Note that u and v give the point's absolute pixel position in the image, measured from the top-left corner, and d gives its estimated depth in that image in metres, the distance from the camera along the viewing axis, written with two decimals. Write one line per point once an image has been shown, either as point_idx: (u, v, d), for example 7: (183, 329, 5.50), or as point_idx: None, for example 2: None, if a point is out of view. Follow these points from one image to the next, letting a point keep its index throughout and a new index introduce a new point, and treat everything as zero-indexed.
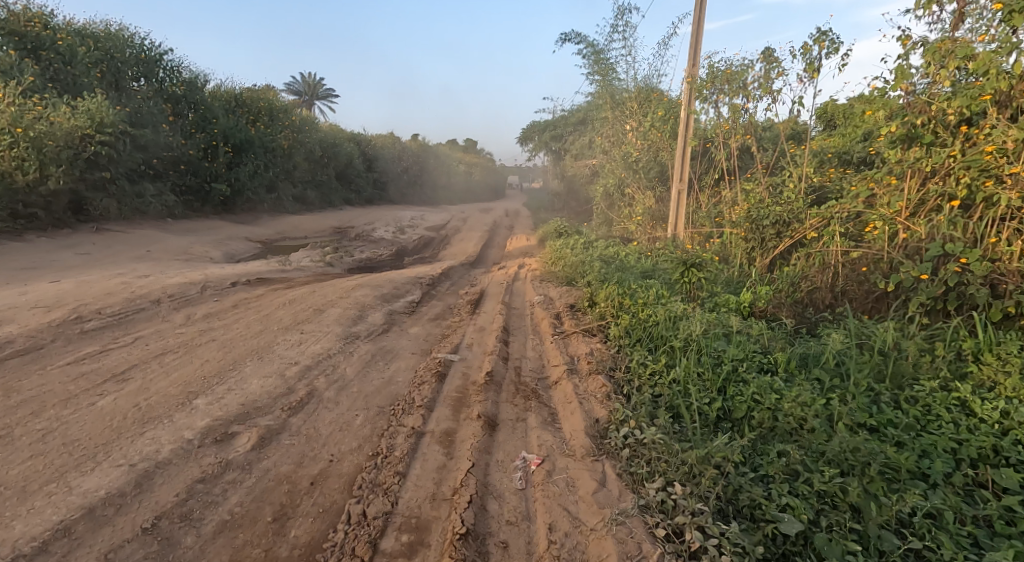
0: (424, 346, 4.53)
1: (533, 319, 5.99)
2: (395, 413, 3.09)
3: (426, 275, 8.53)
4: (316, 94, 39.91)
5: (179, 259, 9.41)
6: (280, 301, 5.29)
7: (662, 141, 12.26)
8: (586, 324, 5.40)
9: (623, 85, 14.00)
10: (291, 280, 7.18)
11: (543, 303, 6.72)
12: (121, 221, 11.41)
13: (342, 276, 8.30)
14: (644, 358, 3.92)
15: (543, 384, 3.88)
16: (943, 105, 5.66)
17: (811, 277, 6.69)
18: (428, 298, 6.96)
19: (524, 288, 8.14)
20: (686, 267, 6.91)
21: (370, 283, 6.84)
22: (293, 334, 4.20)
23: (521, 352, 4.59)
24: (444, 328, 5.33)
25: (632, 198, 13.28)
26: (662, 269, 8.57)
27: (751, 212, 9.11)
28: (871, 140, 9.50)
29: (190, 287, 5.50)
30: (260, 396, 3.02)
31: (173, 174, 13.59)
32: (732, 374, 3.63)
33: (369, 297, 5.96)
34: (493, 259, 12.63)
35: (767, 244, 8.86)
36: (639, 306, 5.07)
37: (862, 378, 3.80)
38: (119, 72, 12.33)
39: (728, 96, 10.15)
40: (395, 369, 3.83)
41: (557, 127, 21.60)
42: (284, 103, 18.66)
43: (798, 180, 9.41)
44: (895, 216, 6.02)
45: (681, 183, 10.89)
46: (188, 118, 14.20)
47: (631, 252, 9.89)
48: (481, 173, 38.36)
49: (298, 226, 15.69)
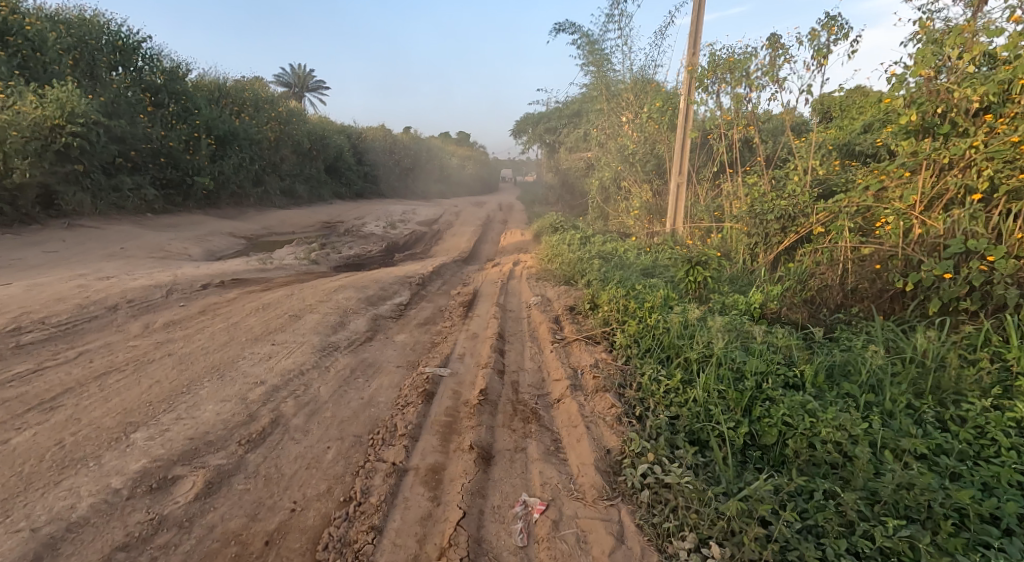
0: (411, 358, 4.09)
1: (530, 324, 5.56)
2: (374, 445, 2.65)
3: (415, 274, 8.09)
4: (306, 86, 39.17)
5: (153, 258, 8.91)
6: (253, 306, 4.84)
7: (660, 133, 11.82)
8: (588, 330, 4.98)
9: (618, 76, 13.52)
10: (270, 280, 6.70)
11: (540, 305, 6.29)
12: (96, 217, 10.85)
13: (325, 275, 7.82)
14: (657, 373, 3.51)
15: (544, 402, 3.45)
16: (966, 91, 5.27)
17: (821, 275, 6.29)
18: (417, 299, 6.50)
19: (520, 288, 7.71)
20: (691, 265, 6.54)
21: (354, 284, 6.37)
22: (262, 346, 3.75)
23: (518, 363, 4.16)
24: (433, 336, 4.88)
25: (629, 192, 12.84)
26: (664, 267, 8.17)
27: (756, 206, 8.71)
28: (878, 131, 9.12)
29: (154, 291, 5.01)
30: (214, 427, 2.56)
31: (153, 166, 12.83)
32: (758, 391, 3.24)
33: (352, 300, 5.50)
34: (487, 256, 12.19)
35: (771, 240, 8.46)
36: (645, 310, 4.65)
37: (900, 394, 3.40)
38: (93, 59, 11.72)
39: (731, 85, 9.71)
40: (377, 387, 3.39)
41: (551, 120, 21.08)
42: (269, 95, 18.04)
43: (802, 173, 8.98)
44: (909, 211, 5.61)
45: (681, 176, 10.47)
46: (168, 107, 13.48)
47: (630, 248, 9.47)
48: (473, 166, 37.81)
49: (285, 221, 15.15)
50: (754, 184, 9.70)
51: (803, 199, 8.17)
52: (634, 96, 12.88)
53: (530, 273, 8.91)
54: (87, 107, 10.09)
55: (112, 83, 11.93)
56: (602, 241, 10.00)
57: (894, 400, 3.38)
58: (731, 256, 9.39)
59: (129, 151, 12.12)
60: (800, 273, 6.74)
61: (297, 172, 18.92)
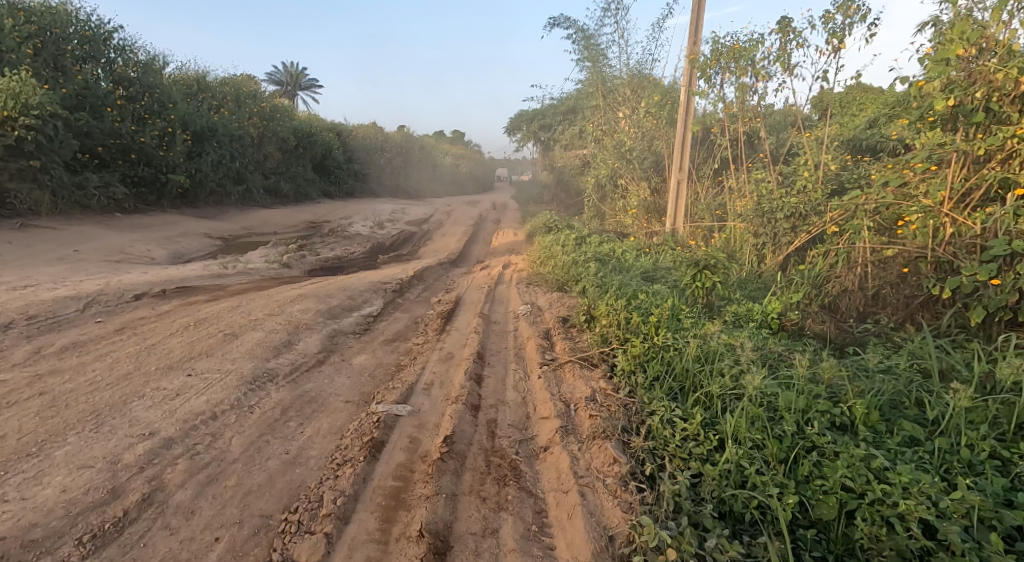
0: (366, 389, 3.33)
1: (516, 338, 4.82)
2: (283, 535, 1.90)
3: (393, 279, 7.34)
4: (298, 85, 38.38)
5: (106, 263, 8.12)
6: (185, 323, 4.06)
7: (660, 128, 11.12)
8: (583, 348, 4.24)
9: (614, 71, 12.82)
10: (224, 288, 5.92)
11: (529, 316, 5.56)
12: (54, 217, 10.01)
13: (292, 281, 7.05)
14: (670, 412, 2.78)
15: (527, 451, 2.70)
16: (1012, 70, 4.45)
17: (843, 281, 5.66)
18: (389, 310, 5.72)
19: (507, 294, 6.97)
20: (698, 268, 5.86)
21: (317, 292, 5.60)
22: (173, 379, 2.97)
23: (498, 392, 3.41)
24: (400, 357, 4.11)
25: (626, 190, 12.10)
26: (666, 272, 7.46)
27: (763, 204, 8.03)
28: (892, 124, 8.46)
29: (68, 305, 4.23)
30: (48, 515, 1.80)
31: (122, 163, 11.86)
32: (802, 438, 2.52)
33: (309, 312, 4.73)
34: (477, 257, 11.44)
35: (780, 239, 7.82)
36: (651, 328, 3.90)
37: (981, 438, 2.64)
38: (58, 49, 10.62)
39: (737, 75, 9.00)
40: (310, 435, 2.62)
41: (545, 116, 20.27)
42: (251, 89, 17.19)
43: (812, 168, 8.26)
44: (937, 208, 4.90)
45: (681, 172, 9.76)
46: (140, 102, 12.34)
47: (628, 249, 8.76)
48: (468, 165, 37.10)
49: (266, 220, 14.33)
50: (760, 181, 8.99)
51: (815, 195, 7.50)
52: (631, 91, 12.22)
53: (520, 277, 8.18)
54: (44, 97, 9.24)
55: (79, 73, 10.86)
56: (599, 242, 9.27)
57: (972, 445, 2.66)
58: (737, 258, 8.69)
59: (93, 145, 11.22)
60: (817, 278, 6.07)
61: (282, 170, 18.01)
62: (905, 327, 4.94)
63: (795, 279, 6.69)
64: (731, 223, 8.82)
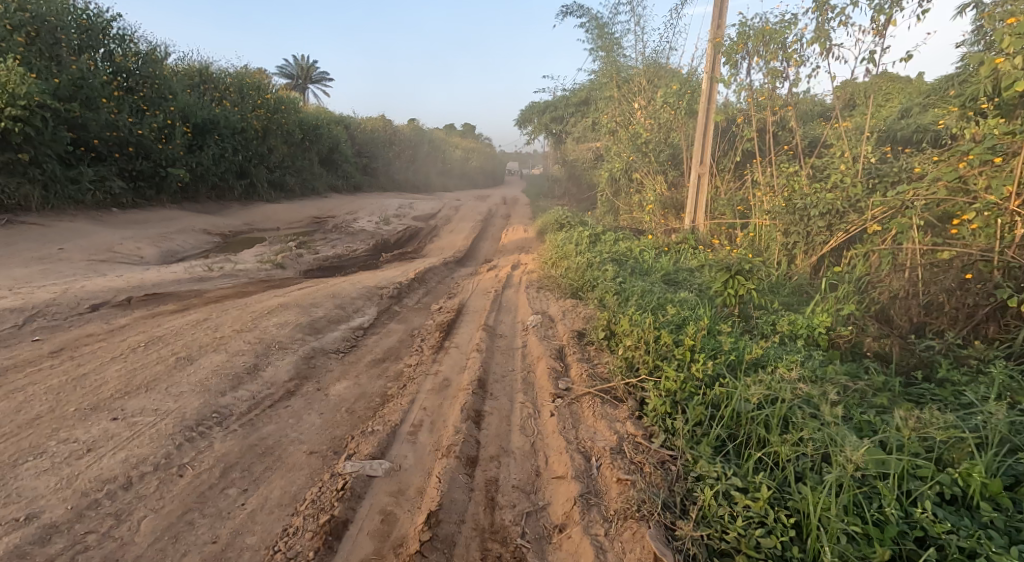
0: (340, 432, 2.72)
1: (525, 357, 4.17)
2: None
3: (392, 281, 6.74)
4: (310, 79, 37.84)
5: (88, 264, 7.57)
6: (136, 343, 3.45)
7: (679, 119, 10.38)
8: (604, 374, 3.57)
9: (630, 60, 12.05)
10: (201, 294, 5.33)
11: (540, 328, 4.92)
12: (45, 213, 9.46)
13: (281, 286, 6.45)
14: (724, 480, 2.15)
15: (536, 531, 2.09)
16: None
17: (889, 287, 5.04)
18: (382, 321, 5.08)
19: (515, 300, 6.33)
20: (730, 274, 5.16)
21: (301, 301, 4.96)
22: (90, 426, 2.36)
23: (501, 436, 2.77)
24: (388, 384, 3.49)
25: (641, 184, 11.35)
26: (691, 276, 6.79)
27: (796, 199, 7.27)
28: (929, 111, 7.74)
29: (5, 321, 3.65)
30: None
31: (119, 157, 11.15)
32: (909, 525, 1.88)
33: (287, 327, 4.10)
34: (485, 256, 10.81)
35: (815, 238, 7.05)
36: (685, 353, 3.23)
37: None
38: (54, 39, 9.99)
39: (767, 59, 8.22)
40: (253, 509, 2.01)
41: (555, 108, 19.41)
42: (256, 80, 16.54)
43: (846, 158, 7.40)
44: (1003, 205, 4.40)
45: (702, 166, 9.07)
46: (139, 93, 11.73)
47: (647, 248, 8.07)
48: (479, 158, 36.39)
49: (269, 215, 13.75)
50: (788, 174, 8.19)
51: (856, 189, 6.68)
52: (647, 81, 11.49)
53: (530, 279, 7.54)
54: (31, 87, 8.65)
55: (74, 63, 10.12)
56: (615, 240, 8.57)
57: None
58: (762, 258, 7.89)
59: (89, 138, 10.36)
60: (861, 284, 5.45)
61: (288, 163, 17.35)
62: (971, 342, 4.28)
63: (835, 283, 5.99)
64: (756, 220, 8.02)
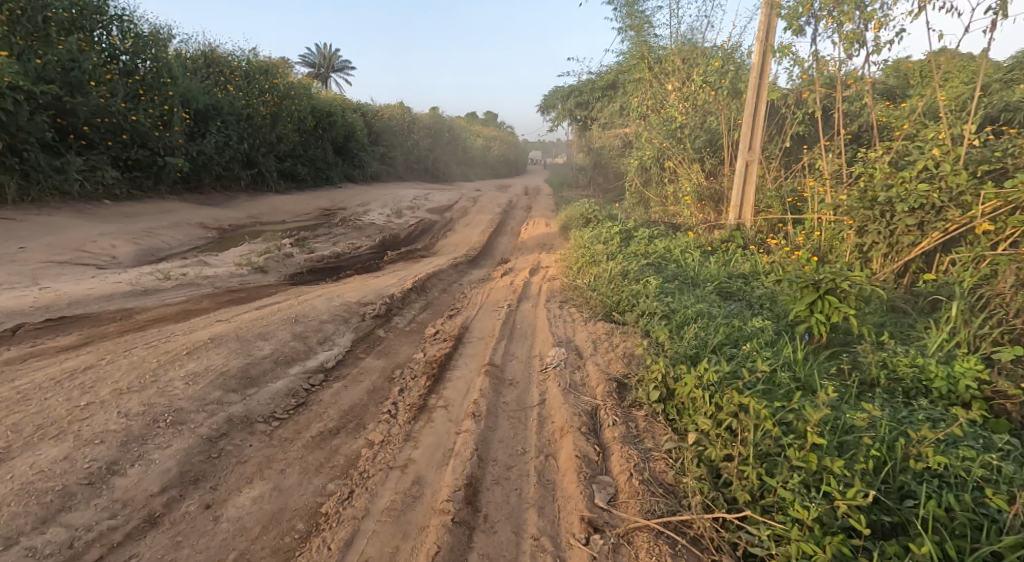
0: None
1: (545, 423, 2.85)
2: None
3: (382, 293, 5.49)
4: (332, 67, 36.70)
5: (41, 267, 6.43)
6: None
7: (720, 100, 8.83)
8: (670, 476, 2.32)
9: (662, 40, 10.48)
10: (128, 317, 4.09)
11: (563, 369, 3.60)
12: (23, 205, 8.14)
13: (246, 300, 5.21)
14: None
15: None
16: None
17: (1008, 304, 3.81)
18: (357, 355, 3.83)
19: (528, 319, 5.02)
20: (818, 293, 3.75)
21: (246, 331, 3.71)
22: None
23: None
24: (328, 484, 2.25)
25: (675, 174, 9.79)
26: (755, 289, 5.34)
27: (874, 190, 5.03)
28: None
29: None
30: None
31: (112, 144, 9.79)
32: None
33: (203, 381, 2.84)
34: (502, 255, 9.48)
35: (900, 240, 4.86)
36: (813, 462, 2.00)
37: None
38: (39, 17, 8.54)
39: (835, 23, 6.54)
40: None
41: (579, 91, 17.60)
42: (265, 62, 15.25)
43: (939, 139, 4.88)
44: None
45: (750, 153, 7.54)
46: (137, 76, 10.30)
47: (689, 248, 6.69)
48: (501, 146, 34.89)
49: (276, 208, 12.60)
50: (863, 160, 6.53)
51: (958, 177, 4.46)
52: (683, 61, 9.94)
53: (549, 289, 6.23)
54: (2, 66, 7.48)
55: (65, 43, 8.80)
56: (650, 239, 7.18)
57: None
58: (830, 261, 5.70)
59: (79, 124, 9.19)
60: (979, 302, 4.10)
61: (300, 152, 16.15)
62: None
63: (937, 296, 4.44)
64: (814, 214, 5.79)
